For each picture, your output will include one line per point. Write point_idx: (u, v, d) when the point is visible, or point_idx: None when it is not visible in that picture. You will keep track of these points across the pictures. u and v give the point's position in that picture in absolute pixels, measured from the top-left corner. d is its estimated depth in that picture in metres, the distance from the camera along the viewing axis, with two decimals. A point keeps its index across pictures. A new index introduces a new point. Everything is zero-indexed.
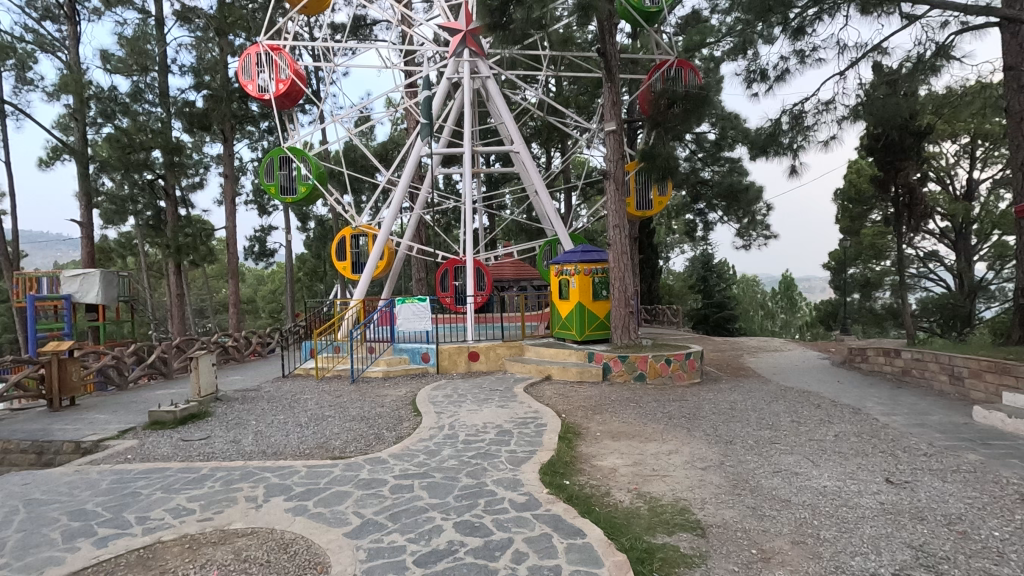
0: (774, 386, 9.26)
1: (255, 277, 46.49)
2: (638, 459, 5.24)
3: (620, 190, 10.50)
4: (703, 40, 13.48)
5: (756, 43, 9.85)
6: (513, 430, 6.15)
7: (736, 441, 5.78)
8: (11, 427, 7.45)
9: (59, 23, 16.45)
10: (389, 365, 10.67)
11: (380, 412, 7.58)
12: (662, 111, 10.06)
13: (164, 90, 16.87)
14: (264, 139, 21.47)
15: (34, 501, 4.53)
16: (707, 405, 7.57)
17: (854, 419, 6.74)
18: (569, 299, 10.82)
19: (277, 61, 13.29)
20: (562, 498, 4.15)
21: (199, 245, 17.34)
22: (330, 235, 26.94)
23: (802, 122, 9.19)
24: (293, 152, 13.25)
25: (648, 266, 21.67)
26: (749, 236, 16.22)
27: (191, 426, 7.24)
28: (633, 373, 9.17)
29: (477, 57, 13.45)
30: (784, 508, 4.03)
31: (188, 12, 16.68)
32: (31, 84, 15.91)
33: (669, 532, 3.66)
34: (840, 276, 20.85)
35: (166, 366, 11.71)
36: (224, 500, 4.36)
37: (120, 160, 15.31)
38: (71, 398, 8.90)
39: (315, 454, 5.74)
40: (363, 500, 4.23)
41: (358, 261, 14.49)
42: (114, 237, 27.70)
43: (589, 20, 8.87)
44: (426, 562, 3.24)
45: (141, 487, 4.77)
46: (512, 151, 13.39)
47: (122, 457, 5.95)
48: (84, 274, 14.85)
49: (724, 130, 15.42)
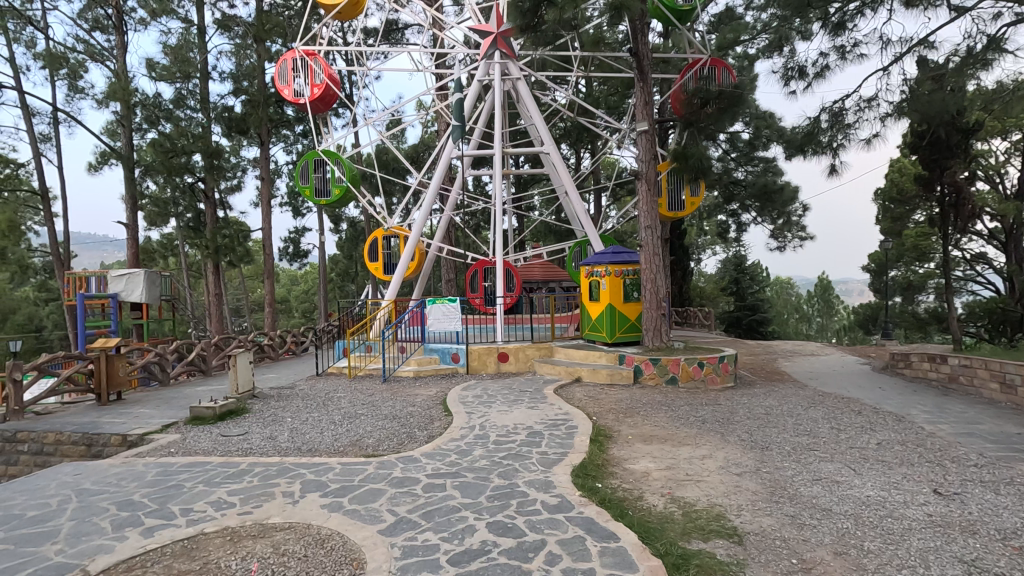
0: (811, 391, 8.99)
1: (289, 278, 47.93)
2: (671, 463, 5.16)
3: (652, 190, 10.35)
4: (737, 37, 13.06)
5: (792, 39, 9.62)
6: (544, 431, 6.16)
7: (773, 447, 5.64)
8: (64, 420, 7.80)
9: (108, 34, 17.20)
10: (420, 365, 10.79)
11: (411, 412, 7.64)
12: (695, 110, 9.88)
13: (205, 95, 17.44)
14: (298, 142, 21.99)
15: (85, 491, 4.74)
16: (741, 410, 7.40)
17: (898, 427, 6.51)
18: (599, 301, 10.75)
19: (312, 66, 13.59)
20: (595, 501, 4.12)
21: (237, 246, 17.87)
22: (361, 236, 27.42)
23: (842, 120, 8.93)
24: (327, 155, 13.50)
25: (679, 268, 21.30)
26: (785, 236, 15.77)
27: (230, 422, 7.46)
28: (664, 377, 9.04)
29: (508, 59, 13.42)
30: (825, 517, 3.91)
31: (228, 20, 17.28)
32: (81, 92, 16.65)
33: (705, 538, 3.60)
34: (882, 278, 20.12)
35: (205, 364, 12.05)
36: (263, 495, 4.47)
37: (164, 164, 15.89)
38: (118, 393, 9.30)
39: (348, 451, 5.83)
40: (396, 498, 4.28)
41: (390, 262, 14.66)
42: (157, 238, 28.79)
43: (621, 19, 8.73)
44: (460, 561, 3.25)
45: (184, 480, 4.93)
46: (542, 151, 13.32)
47: (165, 451, 6.16)
48: (129, 274, 15.43)
49: (758, 129, 15.11)
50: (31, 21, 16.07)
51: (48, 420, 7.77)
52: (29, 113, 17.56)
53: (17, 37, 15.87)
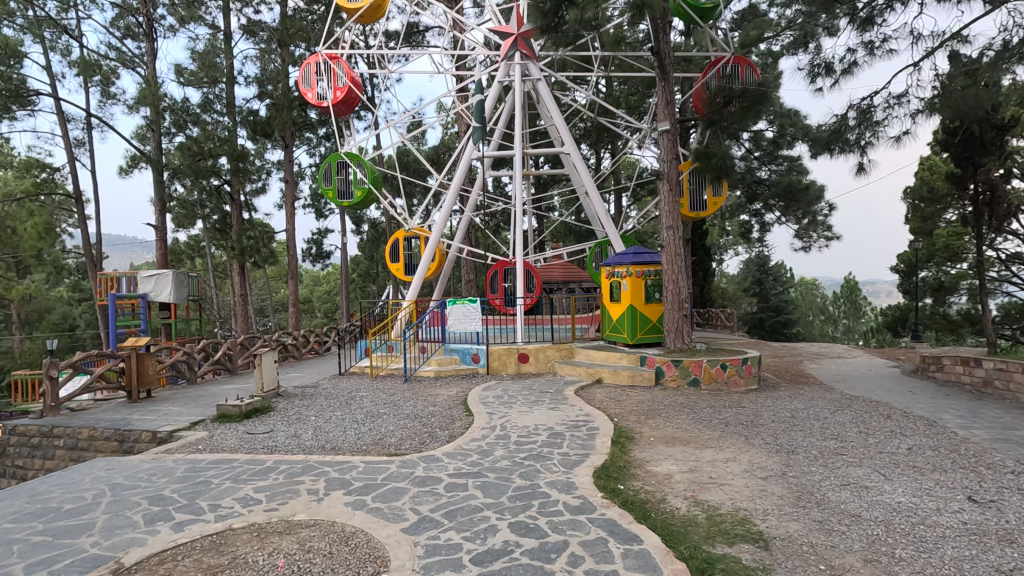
0: (837, 395, 8.79)
1: (312, 279, 48.76)
2: (694, 466, 5.10)
3: (673, 190, 10.21)
4: (761, 34, 12.72)
5: (819, 36, 9.47)
6: (565, 432, 6.14)
7: (799, 451, 5.54)
8: (96, 416, 8.03)
9: (139, 41, 17.67)
10: (441, 365, 10.86)
11: (432, 411, 7.68)
12: (718, 109, 9.71)
13: (231, 99, 17.79)
14: (321, 145, 22.30)
15: (118, 485, 4.89)
16: (766, 413, 7.29)
17: (930, 432, 6.33)
18: (620, 301, 10.70)
19: (335, 69, 13.75)
20: (617, 503, 4.10)
21: (262, 247, 18.22)
22: (382, 237, 27.66)
23: (870, 117, 8.74)
24: (349, 157, 13.65)
25: (701, 268, 20.99)
26: (810, 236, 15.42)
27: (255, 420, 7.60)
28: (686, 378, 8.93)
29: (528, 60, 13.36)
30: (854, 523, 3.83)
31: (253, 25, 17.61)
32: (114, 98, 17.15)
33: (730, 542, 3.56)
34: (912, 278, 19.60)
35: (231, 362, 12.31)
36: (288, 492, 4.55)
37: (191, 167, 16.30)
38: (148, 391, 9.54)
39: (371, 450, 5.90)
40: (419, 497, 4.32)
41: (411, 263, 14.76)
42: (185, 240, 29.42)
43: (643, 18, 8.63)
44: (483, 561, 3.26)
45: (211, 476, 5.03)
46: (563, 152, 13.25)
47: (193, 448, 6.30)
48: (157, 274, 15.84)
49: (783, 127, 14.85)
50: (66, 30, 16.60)
51: (83, 417, 7.99)
52: (64, 119, 18.14)
53: (53, 46, 16.41)
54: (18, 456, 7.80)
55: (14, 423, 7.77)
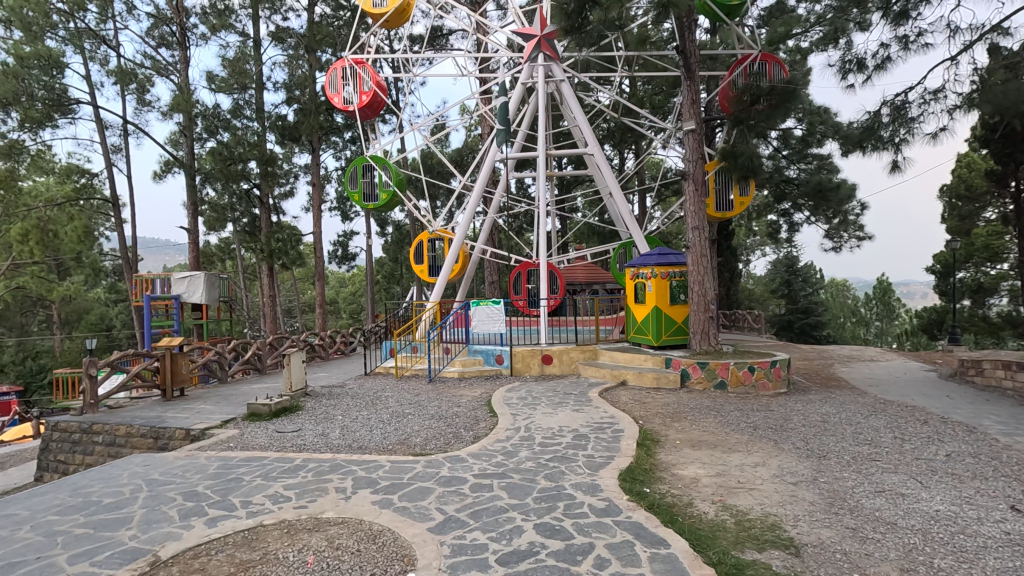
0: (870, 399, 8.55)
1: (337, 280, 49.54)
2: (722, 470, 5.03)
3: (699, 190, 10.05)
4: (789, 31, 12.42)
5: (850, 31, 9.23)
6: (590, 435, 6.09)
7: (831, 456, 5.41)
8: (132, 414, 8.29)
9: (173, 49, 18.19)
10: (465, 366, 10.93)
11: (456, 412, 7.74)
12: (745, 107, 9.45)
13: (260, 104, 18.16)
14: (347, 149, 22.63)
15: (154, 481, 5.04)
16: (796, 417, 7.14)
17: (969, 439, 6.12)
18: (645, 303, 10.60)
19: (360, 74, 13.93)
20: (643, 506, 4.07)
21: (290, 249, 18.55)
22: (406, 238, 27.92)
23: (905, 114, 8.49)
24: (375, 160, 13.82)
25: (727, 270, 20.70)
26: (840, 237, 15.03)
27: (285, 419, 7.76)
28: (713, 381, 8.79)
29: (551, 62, 13.26)
30: (889, 531, 3.72)
31: (281, 32, 18.02)
32: (149, 105, 17.70)
33: (759, 548, 3.49)
34: (949, 280, 18.96)
35: (260, 362, 12.56)
36: (317, 490, 4.62)
37: (222, 171, 16.73)
38: (181, 389, 9.80)
39: (397, 450, 5.96)
40: (444, 496, 4.35)
41: (434, 264, 14.86)
42: (215, 243, 30.16)
43: (669, 17, 8.50)
44: (509, 561, 3.27)
45: (243, 473, 5.15)
46: (587, 153, 13.13)
47: (225, 445, 6.45)
48: (190, 276, 16.27)
49: (812, 125, 14.55)
50: (104, 40, 17.19)
51: (120, 414, 8.27)
52: (102, 126, 18.81)
53: (93, 56, 17.02)
54: (60, 451, 8.12)
55: (56, 419, 8.07)
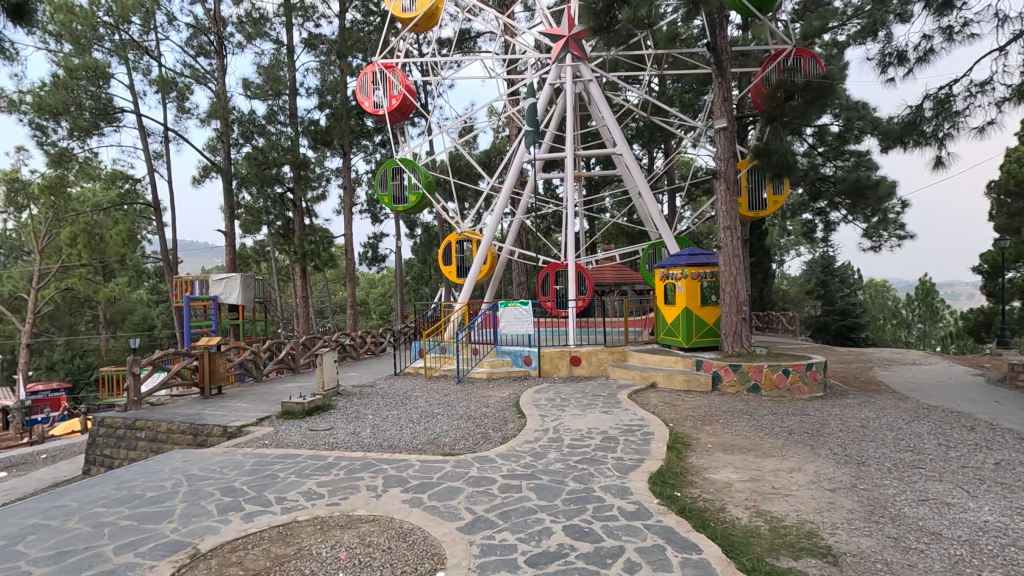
0: (913, 404, 8.25)
1: (368, 281, 50.31)
2: (755, 474, 4.92)
3: (731, 189, 9.85)
4: (825, 24, 12.06)
5: (890, 23, 8.93)
6: (619, 437, 6.04)
7: (871, 463, 5.23)
8: (173, 411, 8.58)
9: (211, 58, 18.78)
10: (493, 366, 10.98)
11: (485, 412, 7.79)
12: (779, 103, 9.22)
13: (293, 110, 18.59)
14: (377, 152, 22.98)
15: (193, 476, 5.20)
16: (833, 421, 6.93)
17: (1020, 447, 5.84)
18: (675, 304, 10.45)
19: (390, 78, 14.13)
20: (674, 510, 4.00)
21: (322, 251, 18.91)
22: (435, 240, 28.19)
23: (949, 107, 8.17)
24: (404, 163, 13.99)
25: (760, 270, 20.30)
26: (879, 236, 14.54)
27: (317, 417, 7.91)
28: (746, 384, 8.60)
29: (579, 62, 13.19)
30: (934, 542, 3.58)
31: (314, 39, 18.45)
32: (188, 112, 18.32)
33: (795, 556, 3.40)
34: (997, 280, 18.14)
35: (294, 362, 12.87)
36: (348, 487, 4.70)
37: (257, 176, 17.19)
38: (218, 387, 10.10)
39: (427, 449, 6.02)
40: (473, 496, 4.37)
41: (463, 266, 14.95)
42: (251, 245, 31.05)
43: (699, 13, 8.38)
44: (538, 562, 3.27)
45: (278, 470, 5.28)
46: (615, 153, 13.00)
47: (261, 442, 6.62)
48: (227, 278, 16.79)
49: (850, 121, 14.15)
50: (147, 51, 17.87)
51: (161, 411, 8.57)
52: (145, 133, 19.55)
53: (136, 66, 17.71)
54: (106, 446, 8.46)
55: (102, 415, 8.40)
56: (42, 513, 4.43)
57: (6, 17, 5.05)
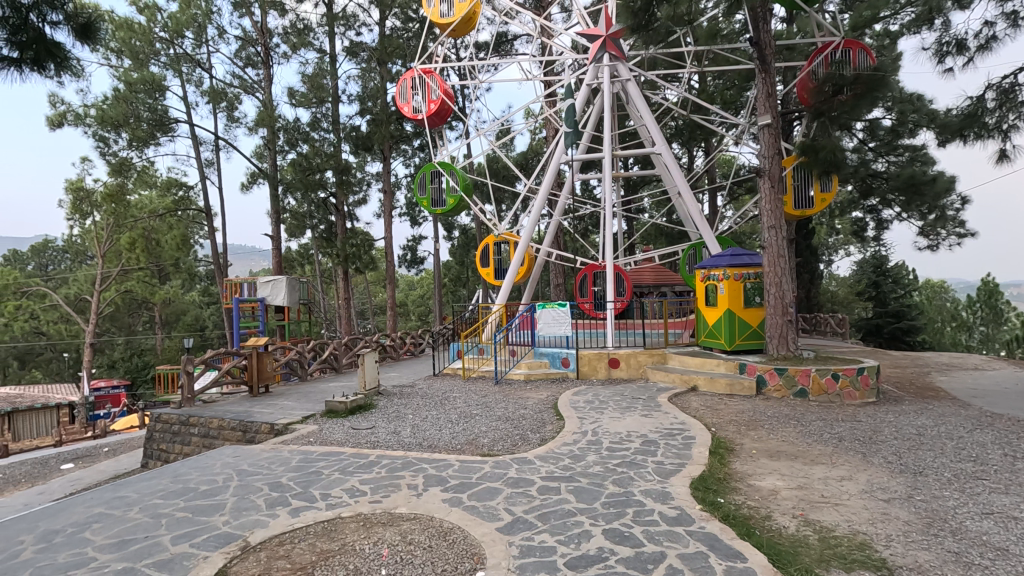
0: (974, 411, 7.79)
1: (407, 283, 51.12)
2: (803, 482, 4.75)
3: (776, 187, 9.56)
4: (876, 14, 11.57)
5: (948, 9, 8.47)
6: (659, 440, 5.95)
7: (928, 473, 4.97)
8: (224, 408, 8.94)
9: (258, 68, 19.49)
10: (531, 368, 10.99)
11: (524, 413, 7.80)
12: (827, 98, 8.89)
13: (336, 117, 19.07)
14: (416, 156, 23.36)
15: (243, 471, 5.41)
16: (887, 428, 6.61)
17: None
18: (717, 306, 10.20)
19: (429, 83, 14.33)
20: (717, 517, 3.91)
21: (363, 253, 19.36)
22: (473, 242, 28.41)
23: (1014, 97, 7.70)
24: (442, 166, 14.13)
25: (807, 271, 19.64)
26: (937, 234, 13.77)
27: (359, 416, 8.08)
28: (792, 389, 8.34)
29: (617, 61, 13.07)
30: (1000, 558, 3.38)
31: (355, 47, 18.92)
32: (238, 121, 19.08)
33: (847, 568, 3.27)
34: None
35: (336, 361, 13.21)
36: (390, 486, 4.79)
37: (302, 181, 17.74)
38: (265, 386, 10.46)
39: (466, 449, 6.09)
40: (512, 497, 4.38)
41: (500, 267, 15.02)
42: (295, 249, 32.05)
43: (742, 7, 8.13)
44: (577, 565, 3.25)
45: (321, 467, 5.43)
46: (654, 153, 12.78)
47: (305, 440, 6.83)
48: (274, 279, 17.28)
49: (903, 113, 13.57)
50: (199, 63, 18.71)
51: (213, 408, 8.94)
52: (197, 142, 20.51)
53: (190, 78, 18.58)
54: (162, 440, 8.89)
55: (158, 411, 8.82)
56: (105, 503, 4.69)
57: (75, 37, 5.41)
